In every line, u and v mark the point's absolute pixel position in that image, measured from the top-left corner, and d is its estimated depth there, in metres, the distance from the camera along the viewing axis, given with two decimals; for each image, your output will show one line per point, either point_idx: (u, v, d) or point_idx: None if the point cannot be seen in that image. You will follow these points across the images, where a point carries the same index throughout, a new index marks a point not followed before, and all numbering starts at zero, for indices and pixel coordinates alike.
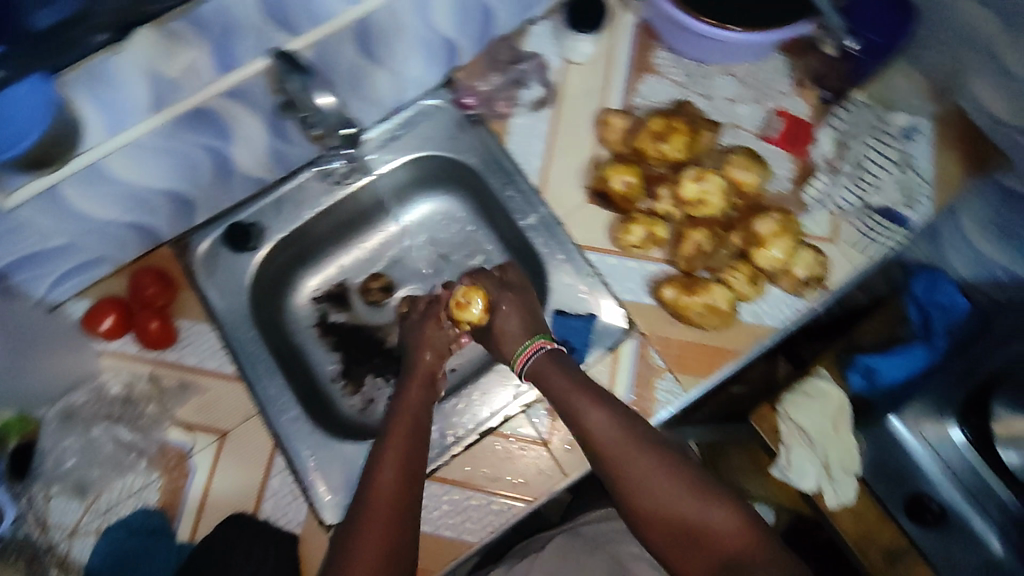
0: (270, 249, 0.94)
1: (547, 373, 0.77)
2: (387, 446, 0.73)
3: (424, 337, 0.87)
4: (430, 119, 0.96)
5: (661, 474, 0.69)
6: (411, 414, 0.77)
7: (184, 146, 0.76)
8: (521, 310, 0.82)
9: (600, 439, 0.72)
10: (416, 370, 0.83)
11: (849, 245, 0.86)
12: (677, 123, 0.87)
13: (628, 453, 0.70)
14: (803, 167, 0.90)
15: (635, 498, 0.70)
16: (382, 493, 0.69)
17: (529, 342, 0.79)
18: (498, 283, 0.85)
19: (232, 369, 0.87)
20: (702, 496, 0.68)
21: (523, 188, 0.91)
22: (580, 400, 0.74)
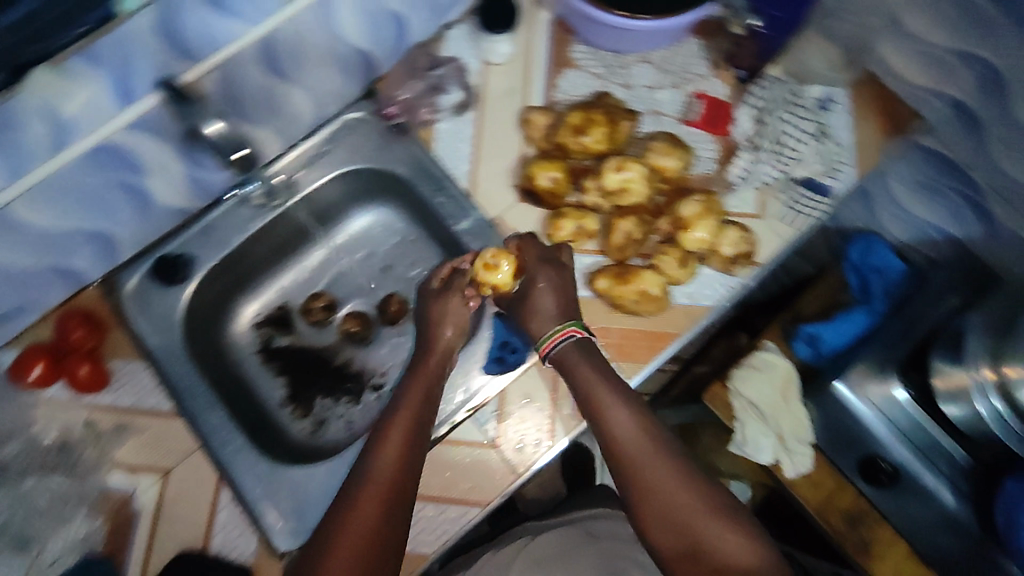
0: (200, 282, 0.88)
1: (571, 361, 0.71)
2: (390, 425, 0.68)
3: (445, 304, 0.78)
4: (354, 132, 0.91)
5: (683, 487, 0.64)
6: (421, 387, 0.72)
7: (96, 184, 0.72)
8: (559, 291, 0.75)
9: (621, 438, 0.67)
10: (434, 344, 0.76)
11: (777, 220, 0.84)
12: (595, 114, 0.80)
13: (649, 461, 0.65)
14: (725, 147, 0.88)
15: (650, 510, 0.65)
16: (381, 478, 0.64)
17: (557, 329, 0.72)
18: (537, 255, 0.78)
19: (168, 405, 0.81)
20: (723, 517, 0.63)
21: (454, 194, 0.88)
22: (601, 391, 0.69)
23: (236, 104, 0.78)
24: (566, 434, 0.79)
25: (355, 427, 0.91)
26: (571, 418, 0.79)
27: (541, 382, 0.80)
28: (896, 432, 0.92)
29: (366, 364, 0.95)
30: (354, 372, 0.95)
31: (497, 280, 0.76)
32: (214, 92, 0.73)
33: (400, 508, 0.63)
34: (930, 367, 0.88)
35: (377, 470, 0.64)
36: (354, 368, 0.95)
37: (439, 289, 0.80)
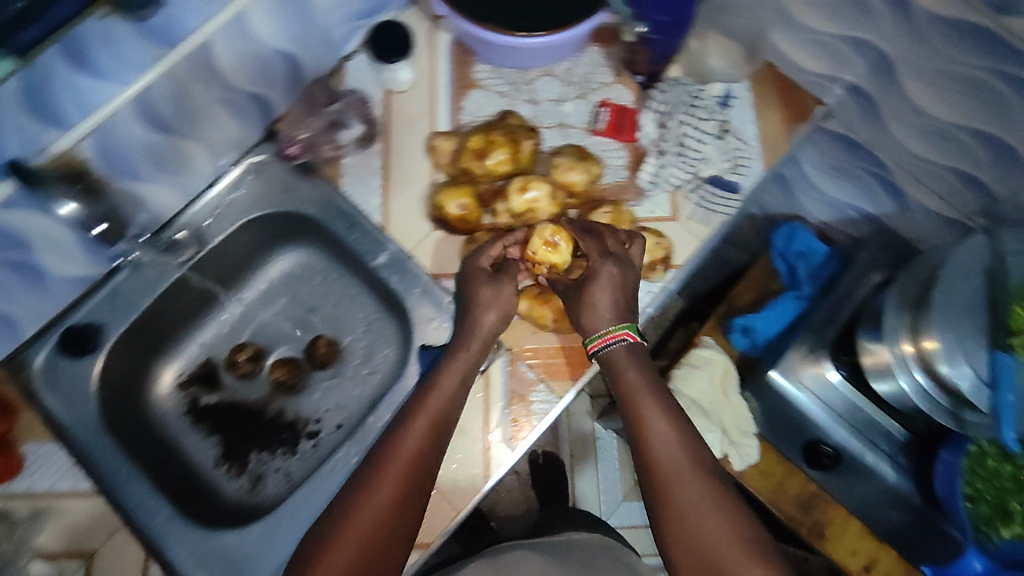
0: (112, 351, 0.84)
1: (619, 364, 0.73)
2: (399, 440, 0.69)
3: (496, 287, 0.77)
4: (259, 175, 0.89)
5: (712, 511, 0.66)
6: (439, 400, 0.72)
7: None
8: (618, 290, 0.75)
9: (658, 450, 0.69)
10: (473, 341, 0.75)
11: (692, 221, 0.85)
12: (495, 136, 0.80)
13: (683, 477, 0.68)
14: (635, 153, 0.88)
15: (677, 529, 0.66)
16: (380, 494, 0.66)
17: (610, 330, 0.74)
18: (600, 249, 0.76)
19: (88, 483, 0.79)
20: (752, 543, 0.64)
21: (369, 229, 0.86)
22: (644, 402, 0.71)
23: (120, 165, 0.75)
24: (502, 464, 0.78)
25: (294, 479, 0.90)
26: (505, 446, 0.78)
27: (472, 413, 0.79)
28: (835, 417, 0.91)
29: (299, 411, 0.93)
30: (289, 421, 0.93)
31: (556, 261, 0.77)
32: (91, 156, 0.71)
33: (398, 528, 0.65)
34: (858, 345, 0.87)
35: (377, 485, 0.67)
36: (287, 417, 0.93)
37: (486, 270, 0.79)
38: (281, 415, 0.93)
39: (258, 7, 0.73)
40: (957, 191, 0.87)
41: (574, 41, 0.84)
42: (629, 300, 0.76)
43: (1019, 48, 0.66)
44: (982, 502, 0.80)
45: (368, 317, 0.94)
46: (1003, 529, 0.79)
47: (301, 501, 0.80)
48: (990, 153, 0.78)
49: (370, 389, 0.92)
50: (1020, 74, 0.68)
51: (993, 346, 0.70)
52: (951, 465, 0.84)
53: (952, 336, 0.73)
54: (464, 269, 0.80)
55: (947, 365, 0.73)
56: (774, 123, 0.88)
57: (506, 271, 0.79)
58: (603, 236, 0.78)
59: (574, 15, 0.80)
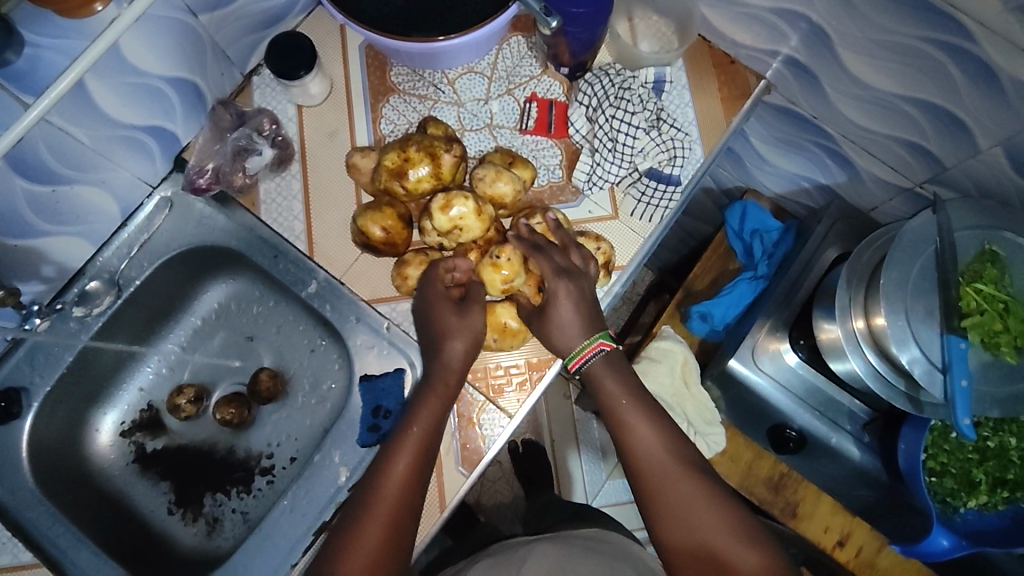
0: (40, 414, 0.81)
1: (599, 376, 0.72)
2: (384, 476, 0.66)
3: (463, 316, 0.73)
4: (173, 211, 0.85)
5: (704, 507, 0.64)
6: (422, 431, 0.68)
7: None
8: (581, 302, 0.73)
9: (644, 458, 0.67)
10: (444, 375, 0.72)
11: (634, 218, 0.82)
12: (412, 152, 0.75)
13: (672, 477, 0.66)
14: (569, 149, 0.85)
15: (673, 536, 0.64)
16: (368, 536, 0.63)
17: (589, 345, 0.72)
18: (553, 268, 0.73)
19: (31, 555, 0.76)
20: (746, 537, 0.62)
21: (294, 258, 0.83)
22: (626, 411, 0.70)
23: (7, 223, 0.70)
24: (456, 491, 0.76)
25: (250, 518, 0.87)
26: (458, 472, 0.76)
27: None
28: (795, 399, 0.90)
29: (250, 447, 0.90)
30: (241, 459, 0.90)
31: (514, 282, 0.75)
32: None
33: (393, 559, 0.63)
34: (815, 324, 0.84)
35: (366, 526, 0.64)
36: (239, 455, 0.90)
37: (452, 299, 0.75)
38: (232, 453, 0.90)
39: (136, 39, 0.67)
40: (905, 159, 0.84)
41: (487, 35, 0.77)
42: (595, 311, 0.74)
43: (956, 17, 0.61)
44: (947, 476, 0.82)
45: (312, 342, 0.90)
46: (970, 499, 0.81)
47: (253, 550, 0.76)
48: (933, 122, 0.75)
49: (319, 417, 0.88)
50: (957, 42, 0.64)
51: (944, 329, 0.67)
52: (913, 442, 0.80)
53: (902, 322, 0.69)
54: (424, 298, 0.75)
55: (899, 351, 0.69)
56: (713, 102, 0.86)
57: (473, 298, 0.75)
58: (554, 250, 0.74)
59: (486, 13, 0.72)
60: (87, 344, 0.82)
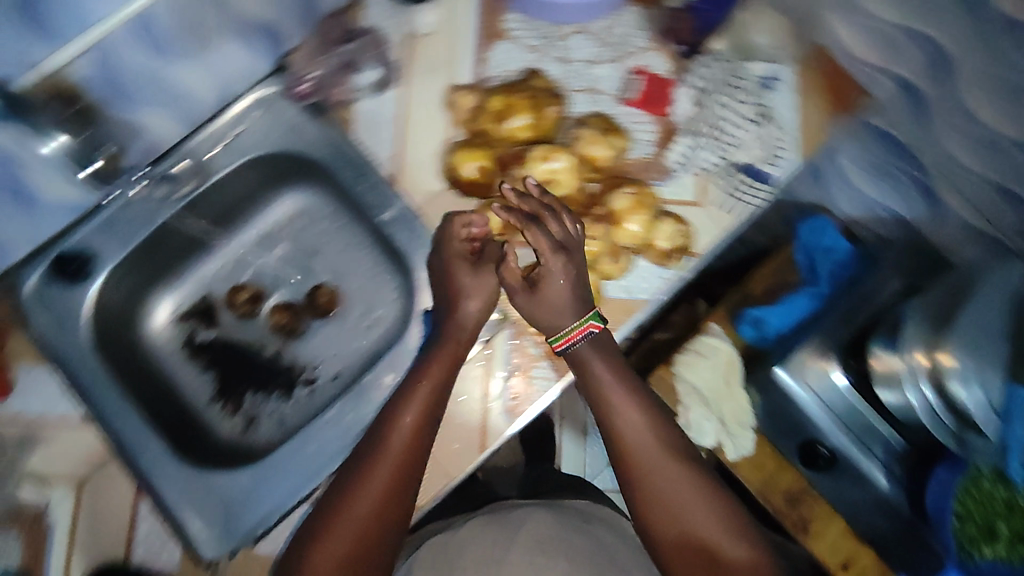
0: (107, 279, 0.83)
1: (587, 358, 0.72)
2: (392, 429, 0.68)
3: (477, 276, 0.76)
4: (268, 109, 0.86)
5: (692, 505, 0.66)
6: (431, 387, 0.71)
7: None
8: (575, 279, 0.73)
9: (633, 444, 0.69)
10: (456, 334, 0.75)
11: (717, 208, 0.82)
12: (519, 99, 0.78)
13: (661, 465, 0.68)
14: (666, 128, 0.84)
15: (665, 534, 0.67)
16: (371, 486, 0.65)
17: (577, 327, 0.71)
18: (551, 243, 0.73)
19: (80, 413, 0.78)
20: (734, 532, 0.66)
21: (377, 181, 0.84)
22: (615, 396, 0.70)
23: (120, 93, 0.71)
24: (498, 437, 0.77)
25: (287, 423, 0.90)
26: (503, 419, 0.78)
27: (473, 379, 0.78)
28: (832, 416, 0.90)
29: (296, 357, 0.92)
30: (285, 367, 0.92)
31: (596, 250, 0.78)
32: (86, 79, 0.65)
33: (396, 507, 0.66)
34: (869, 350, 0.84)
35: (369, 477, 0.65)
36: (284, 362, 0.92)
37: (466, 256, 0.77)
38: (276, 358, 0.92)
39: None
40: None
41: None
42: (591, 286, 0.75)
43: None
44: (969, 522, 0.77)
45: (373, 268, 0.92)
46: (986, 549, 0.75)
47: (289, 453, 0.78)
48: None
49: (374, 341, 0.91)
50: None
51: (1009, 378, 0.69)
52: (945, 484, 0.81)
53: (971, 363, 0.72)
54: (442, 255, 0.79)
55: (961, 388, 0.73)
56: (816, 108, 0.85)
57: (488, 256, 0.78)
58: (551, 222, 0.75)
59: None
60: (164, 224, 0.85)
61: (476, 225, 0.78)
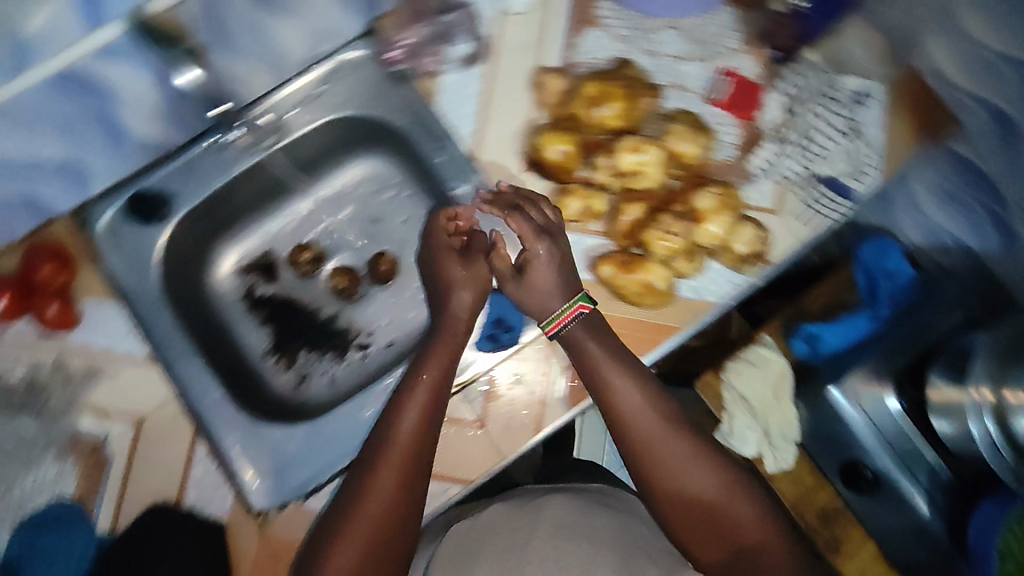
0: (181, 222, 0.84)
1: (579, 339, 0.71)
2: (396, 427, 0.68)
3: (467, 266, 0.77)
4: (355, 73, 0.86)
5: (693, 476, 0.68)
6: (431, 383, 0.70)
7: (63, 113, 0.66)
8: (560, 263, 0.73)
9: (632, 419, 0.70)
10: (448, 330, 0.75)
11: (794, 217, 0.81)
12: (612, 86, 0.76)
13: (660, 435, 0.69)
14: (750, 133, 0.84)
15: (673, 509, 0.69)
16: (382, 484, 0.66)
17: (566, 309, 0.72)
18: (534, 228, 0.73)
19: (145, 351, 0.78)
20: (738, 500, 0.68)
21: (456, 154, 0.84)
22: (610, 373, 0.70)
23: (222, 39, 0.71)
24: (555, 420, 0.77)
25: (338, 385, 0.90)
26: (560, 404, 0.78)
27: (536, 361, 0.79)
28: (881, 439, 0.91)
29: (352, 321, 0.93)
30: (341, 329, 0.93)
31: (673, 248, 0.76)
32: (193, 16, 0.65)
33: (408, 502, 0.66)
34: (928, 380, 0.85)
35: (378, 475, 0.66)
36: (340, 324, 0.93)
37: (455, 248, 0.78)
38: (333, 320, 0.93)
39: None
40: None
41: None
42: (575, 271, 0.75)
43: None
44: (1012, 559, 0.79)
45: None
46: None
47: (345, 415, 0.78)
48: None
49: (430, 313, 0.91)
50: None
51: None
52: (991, 517, 0.82)
53: None
54: (432, 247, 0.79)
55: None
56: (903, 128, 0.84)
57: (474, 246, 0.78)
58: (531, 209, 0.75)
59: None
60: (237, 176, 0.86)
61: (462, 216, 0.79)
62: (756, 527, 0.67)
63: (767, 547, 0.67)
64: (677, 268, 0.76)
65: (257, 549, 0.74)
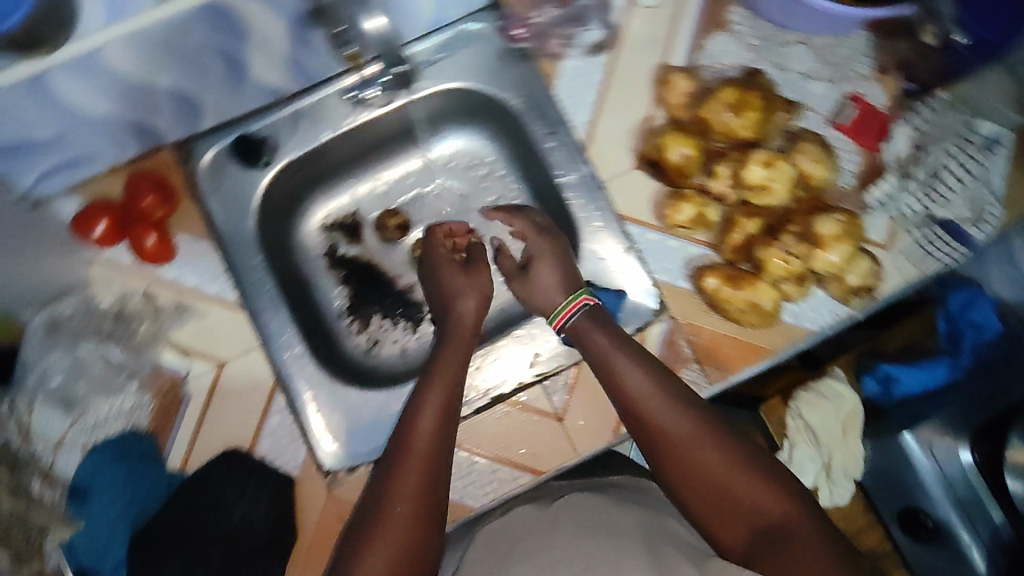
0: (281, 171, 0.83)
1: (585, 329, 0.73)
2: (414, 435, 0.67)
3: (467, 273, 0.81)
4: (471, 47, 0.84)
5: (703, 449, 0.63)
6: (443, 391, 0.70)
7: (196, 44, 0.64)
8: (557, 258, 0.78)
9: (639, 402, 0.66)
10: (454, 338, 0.77)
11: (904, 257, 0.80)
12: (752, 96, 0.74)
13: (667, 414, 0.65)
14: (872, 164, 0.81)
15: (689, 488, 0.63)
16: (405, 493, 0.63)
17: (569, 300, 0.74)
18: (532, 226, 0.81)
19: (235, 296, 0.77)
20: (754, 476, 0.62)
21: (568, 141, 0.82)
22: (618, 360, 0.69)
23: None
24: None
25: (408, 356, 0.89)
26: None
27: None
28: (947, 491, 0.90)
29: None
30: (417, 301, 0.92)
31: (785, 271, 0.73)
32: None
33: (432, 505, 0.64)
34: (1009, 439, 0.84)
35: (400, 484, 0.64)
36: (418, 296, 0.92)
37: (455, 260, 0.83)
38: (413, 290, 0.92)
39: None
40: None
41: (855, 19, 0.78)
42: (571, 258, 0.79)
43: None
44: None
45: None
46: None
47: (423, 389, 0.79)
48: None
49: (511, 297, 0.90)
50: None
51: None
52: None
53: None
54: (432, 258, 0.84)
55: None
56: None
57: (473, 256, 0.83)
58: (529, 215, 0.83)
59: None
60: (343, 132, 0.84)
61: (458, 234, 0.86)
62: (777, 504, 0.61)
63: (790, 524, 0.60)
64: (785, 291, 0.75)
65: (323, 509, 0.74)
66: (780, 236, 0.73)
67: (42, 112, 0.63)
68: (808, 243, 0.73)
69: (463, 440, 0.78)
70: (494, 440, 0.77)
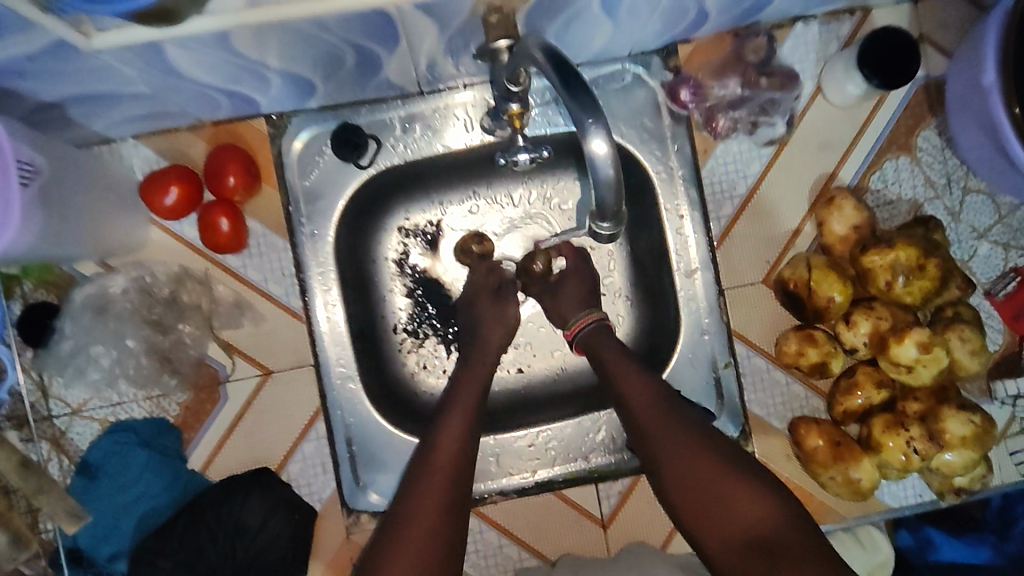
0: (380, 174, 0.71)
1: (598, 343, 0.65)
2: (441, 437, 0.59)
3: (499, 304, 0.69)
4: (627, 91, 0.72)
5: (700, 464, 0.55)
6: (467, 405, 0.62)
7: (335, 40, 0.53)
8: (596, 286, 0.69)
9: (637, 412, 0.59)
10: (478, 355, 0.67)
11: (1008, 453, 0.75)
12: (931, 266, 0.66)
13: (660, 426, 0.58)
14: (1013, 351, 0.75)
15: (675, 489, 0.56)
16: (431, 494, 0.55)
17: (580, 316, 0.66)
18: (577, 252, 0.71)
19: (299, 305, 0.70)
20: (755, 496, 0.53)
21: (699, 230, 0.73)
22: (619, 366, 0.62)
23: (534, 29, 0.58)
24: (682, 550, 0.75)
25: None
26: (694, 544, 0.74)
27: None
28: None
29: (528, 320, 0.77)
30: None
31: (898, 461, 0.68)
32: None
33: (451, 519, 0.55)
34: None
35: (425, 489, 0.56)
36: None
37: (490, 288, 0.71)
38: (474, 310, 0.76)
39: None
40: None
41: None
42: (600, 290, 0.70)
43: None
44: None
45: (617, 293, 0.75)
46: None
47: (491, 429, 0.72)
48: None
49: (580, 361, 0.77)
50: None
51: None
52: None
53: None
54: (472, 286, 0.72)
55: None
56: None
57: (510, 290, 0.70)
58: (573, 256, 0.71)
59: None
60: (463, 150, 0.72)
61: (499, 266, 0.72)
62: (771, 514, 0.52)
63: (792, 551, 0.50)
64: (886, 472, 0.69)
65: (337, 551, 0.70)
66: (908, 425, 0.67)
67: (141, 73, 0.53)
68: (933, 442, 0.67)
69: (499, 516, 0.74)
70: (529, 524, 0.74)
